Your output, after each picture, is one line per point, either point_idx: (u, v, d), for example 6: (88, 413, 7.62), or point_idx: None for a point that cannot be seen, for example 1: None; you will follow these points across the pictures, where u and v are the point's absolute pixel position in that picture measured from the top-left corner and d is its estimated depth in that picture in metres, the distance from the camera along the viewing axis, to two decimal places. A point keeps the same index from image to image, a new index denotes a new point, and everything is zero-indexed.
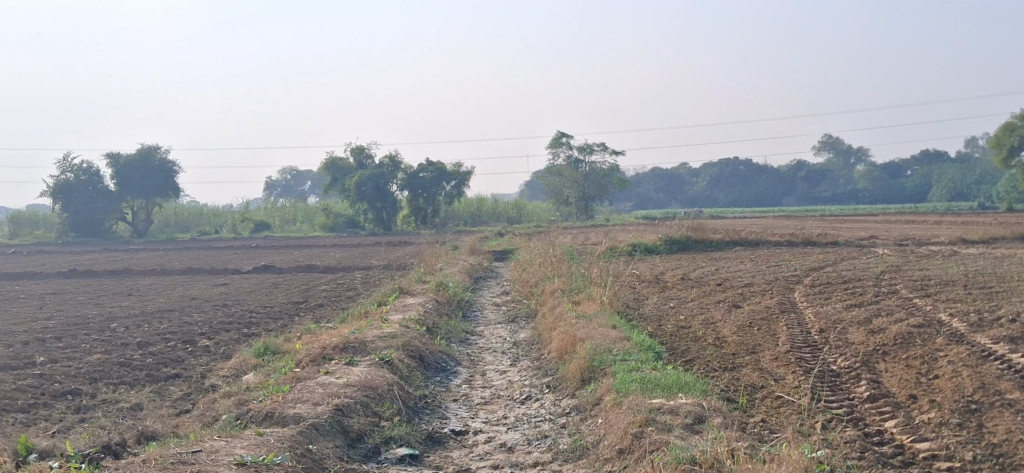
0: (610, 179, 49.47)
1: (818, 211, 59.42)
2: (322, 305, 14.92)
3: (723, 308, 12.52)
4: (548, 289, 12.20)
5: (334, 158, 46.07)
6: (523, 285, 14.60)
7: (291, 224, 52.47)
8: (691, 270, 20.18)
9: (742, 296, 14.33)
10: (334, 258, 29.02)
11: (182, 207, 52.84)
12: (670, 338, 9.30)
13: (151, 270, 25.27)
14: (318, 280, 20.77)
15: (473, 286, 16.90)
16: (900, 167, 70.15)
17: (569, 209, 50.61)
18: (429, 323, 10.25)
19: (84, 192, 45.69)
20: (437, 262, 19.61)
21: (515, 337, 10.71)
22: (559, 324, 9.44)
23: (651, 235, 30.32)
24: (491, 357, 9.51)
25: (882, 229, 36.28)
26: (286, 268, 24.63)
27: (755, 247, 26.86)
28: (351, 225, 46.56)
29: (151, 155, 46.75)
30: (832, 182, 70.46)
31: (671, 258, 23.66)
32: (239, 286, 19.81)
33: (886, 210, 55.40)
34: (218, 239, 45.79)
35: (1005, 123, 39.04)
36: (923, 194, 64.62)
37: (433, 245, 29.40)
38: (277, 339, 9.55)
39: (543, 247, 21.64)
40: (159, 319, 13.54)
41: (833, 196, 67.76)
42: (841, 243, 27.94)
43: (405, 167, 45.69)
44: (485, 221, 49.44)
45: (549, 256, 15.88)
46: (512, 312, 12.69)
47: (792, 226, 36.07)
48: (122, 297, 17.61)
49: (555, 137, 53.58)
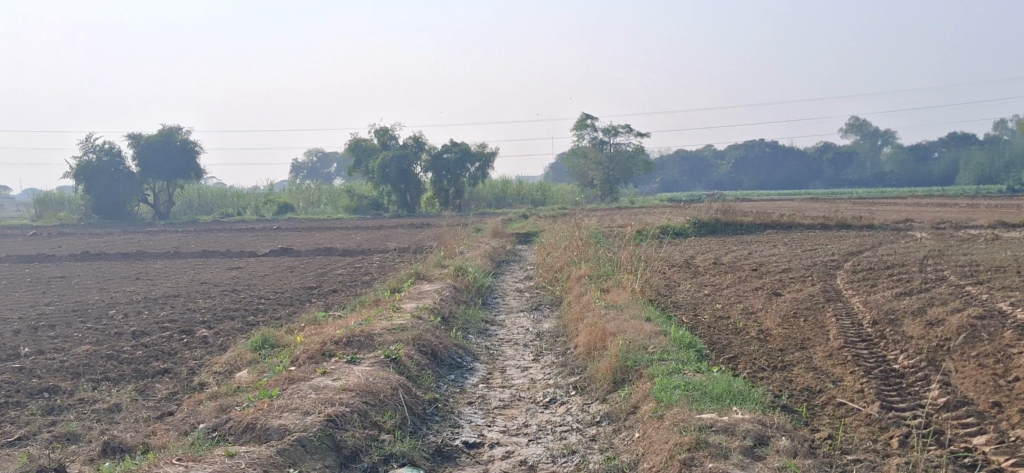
0: (635, 160, 48.41)
1: (846, 194, 58.07)
2: (335, 290, 14.17)
3: (764, 297, 11.59)
4: (574, 274, 11.34)
5: (357, 139, 45.31)
6: (547, 271, 13.77)
7: (314, 206, 51.89)
8: (724, 254, 19.25)
9: (780, 283, 13.39)
10: (354, 241, 28.29)
11: (206, 188, 52.34)
12: (709, 331, 8.42)
13: (166, 253, 24.63)
14: (336, 263, 20.03)
15: (494, 270, 16.08)
16: (928, 149, 68.36)
17: (593, 192, 49.62)
18: (445, 312, 9.43)
19: (106, 173, 45.25)
20: (457, 245, 18.80)
21: (538, 327, 9.89)
22: (588, 314, 8.59)
23: (678, 217, 29.34)
24: (511, 350, 8.68)
25: (916, 212, 35.02)
26: (303, 251, 23.91)
27: (787, 230, 25.86)
28: (375, 207, 45.86)
29: (173, 136, 46.21)
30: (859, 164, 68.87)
31: (700, 242, 22.75)
32: (253, 270, 19.11)
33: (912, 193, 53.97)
34: (241, 221, 45.25)
35: None
36: (951, 177, 62.87)
37: (454, 227, 28.60)
38: (278, 330, 8.79)
39: (568, 230, 20.80)
40: (162, 306, 12.84)
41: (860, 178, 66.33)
42: (878, 226, 26.86)
43: (428, 148, 44.91)
44: (509, 204, 48.63)
45: (575, 239, 15.04)
46: (536, 299, 11.86)
47: (824, 209, 34.90)
48: (130, 281, 16.97)
49: (579, 118, 52.57)
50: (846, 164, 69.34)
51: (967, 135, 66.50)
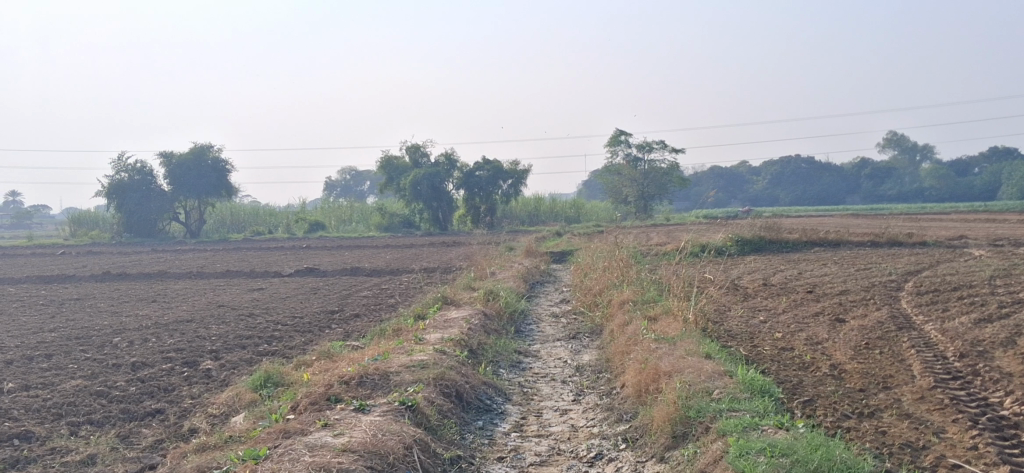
0: (670, 177, 47.16)
1: (885, 209, 56.40)
2: (357, 315, 13.23)
3: (828, 325, 10.46)
4: (616, 299, 10.30)
5: (388, 158, 44.59)
6: (585, 294, 12.74)
7: (346, 224, 51.23)
8: (772, 274, 18.13)
9: (840, 307, 12.22)
10: (383, 260, 27.45)
11: (238, 206, 51.96)
12: (776, 370, 7.35)
13: (190, 273, 23.91)
14: (362, 284, 19.12)
15: (528, 293, 15.08)
16: (969, 164, 66.34)
17: (628, 209, 48.46)
18: (472, 343, 8.43)
19: (137, 192, 44.94)
20: (488, 265, 17.83)
21: (578, 360, 8.86)
22: (636, 347, 7.55)
23: (720, 235, 28.12)
24: (548, 387, 7.67)
25: (967, 228, 33.47)
26: (330, 271, 23.08)
27: (835, 248, 24.63)
28: (406, 224, 45.10)
29: (204, 154, 45.84)
30: (896, 180, 67.05)
31: (744, 261, 21.64)
32: (276, 291, 18.24)
33: (952, 208, 52.30)
34: (271, 239, 44.67)
35: None
36: (993, 193, 60.89)
37: (486, 246, 27.62)
38: (285, 365, 7.83)
39: (606, 249, 19.72)
40: (171, 333, 11.96)
41: (899, 194, 64.72)
42: (931, 244, 25.50)
43: (460, 166, 44.04)
44: (542, 221, 47.62)
45: (615, 259, 14.02)
46: (573, 327, 10.84)
47: (872, 225, 33.47)
48: (146, 304, 16.18)
49: (613, 134, 51.60)
50: (885, 180, 67.60)
51: (1010, 149, 64.49)
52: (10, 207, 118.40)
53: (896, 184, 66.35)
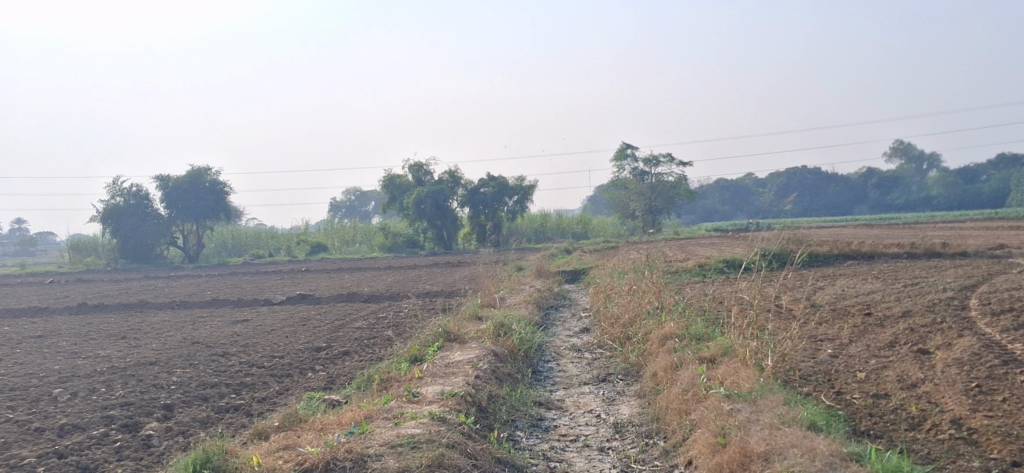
0: (678, 190, 45.28)
1: (896, 218, 54.37)
2: (346, 353, 11.37)
3: (913, 359, 8.57)
4: (655, 334, 8.47)
5: (391, 176, 42.85)
6: (610, 324, 10.86)
7: (349, 245, 49.51)
8: (811, 293, 16.20)
9: (911, 333, 10.34)
10: (384, 283, 25.61)
11: (238, 230, 50.30)
12: (889, 442, 5.52)
13: (174, 303, 22.00)
14: (358, 313, 17.21)
15: (542, 321, 13.17)
16: (976, 171, 63.90)
17: (636, 223, 46.57)
18: (482, 399, 6.63)
19: (133, 217, 43.23)
20: (496, 289, 15.93)
21: (615, 416, 7.03)
22: (702, 407, 5.73)
23: (742, 250, 26.26)
24: (584, 460, 5.84)
25: (1004, 235, 31.53)
26: (324, 297, 21.18)
27: (871, 261, 22.64)
28: (410, 244, 43.27)
29: (201, 177, 44.19)
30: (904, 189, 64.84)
31: (774, 277, 19.73)
32: (260, 324, 16.33)
33: (966, 216, 50.31)
34: (272, 263, 42.94)
35: None
36: (1002, 198, 58.67)
37: (494, 266, 25.76)
38: (239, 440, 5.99)
39: (626, 267, 17.87)
40: (124, 382, 10.05)
41: (905, 202, 62.36)
42: (972, 253, 23.51)
43: (465, 182, 42.33)
44: (548, 237, 45.86)
45: (644, 280, 12.14)
46: (603, 368, 8.98)
47: (904, 235, 31.55)
48: (112, 341, 14.31)
49: (618, 148, 49.82)
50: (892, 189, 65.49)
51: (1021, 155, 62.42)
52: (15, 234, 117.23)
53: (903, 193, 64.31)
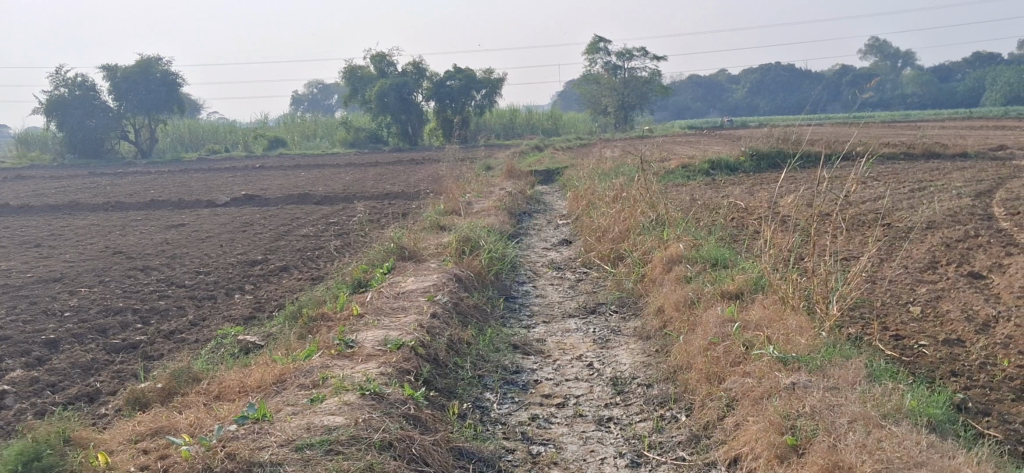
0: (652, 86, 43.26)
1: (868, 118, 52.24)
2: (285, 270, 9.68)
3: (969, 287, 7.03)
4: (657, 257, 6.88)
5: (353, 67, 40.42)
6: (595, 237, 9.25)
7: (311, 140, 47.33)
8: (811, 198, 14.61)
9: (949, 252, 8.79)
10: (343, 182, 23.80)
11: (196, 124, 47.74)
12: (1007, 433, 4.01)
13: (109, 204, 20.09)
14: (308, 217, 15.44)
15: (515, 231, 11.58)
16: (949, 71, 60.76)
17: (607, 119, 44.67)
18: (439, 352, 5.04)
19: (80, 109, 40.49)
20: (461, 193, 14.20)
21: (613, 367, 5.43)
22: (742, 386, 4.17)
23: (727, 150, 24.56)
24: (578, 439, 4.28)
25: (993, 135, 30.03)
26: (274, 199, 19.33)
27: (866, 162, 21.00)
28: (374, 140, 41.15)
29: (152, 67, 41.23)
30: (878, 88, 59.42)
31: (765, 181, 18.15)
32: (197, 230, 14.53)
33: (944, 114, 48.50)
34: (229, 158, 40.71)
35: None
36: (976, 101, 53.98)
37: (460, 164, 23.95)
38: (103, 427, 4.38)
39: (605, 169, 16.26)
40: (10, 306, 8.30)
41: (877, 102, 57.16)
42: (972, 155, 21.99)
43: (431, 75, 40.05)
44: (519, 134, 43.96)
45: (633, 187, 10.47)
46: (589, 295, 7.40)
47: (889, 135, 29.94)
48: (22, 250, 12.51)
49: (591, 42, 47.61)
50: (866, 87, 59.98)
51: (997, 54, 60.23)
52: None
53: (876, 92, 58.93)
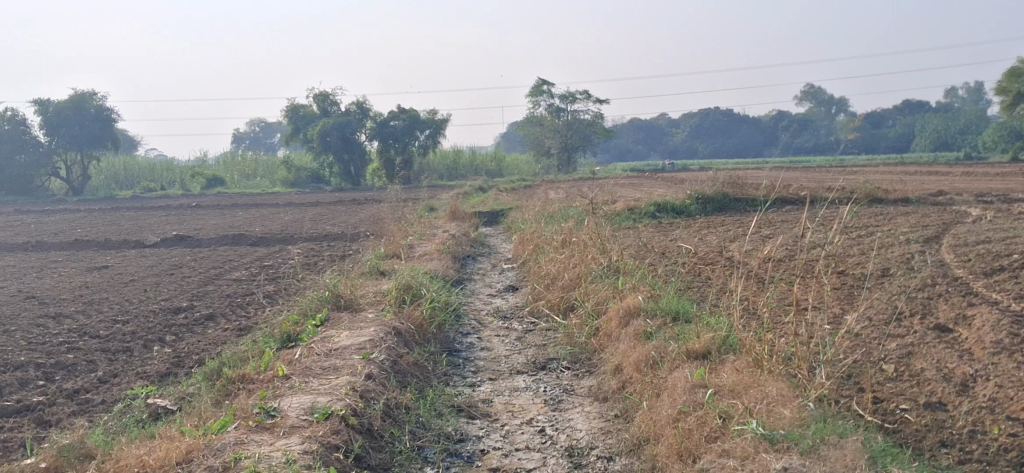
0: (594, 128, 43.32)
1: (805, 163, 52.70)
2: (210, 320, 8.97)
3: (939, 341, 6.65)
4: (612, 310, 6.40)
5: (295, 106, 39.69)
6: (544, 285, 8.74)
7: (250, 179, 46.33)
8: (760, 243, 14.32)
9: (911, 302, 8.42)
10: (280, 222, 23.05)
11: (131, 161, 46.43)
12: None
13: (30, 243, 19.09)
14: (241, 259, 14.72)
15: (459, 276, 11.03)
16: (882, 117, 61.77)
17: (550, 161, 44.49)
18: (373, 421, 4.46)
19: (8, 143, 38.97)
20: (403, 235, 13.65)
21: (569, 433, 4.89)
22: (720, 467, 3.68)
23: (672, 192, 24.35)
24: None
25: (930, 181, 30.32)
26: (206, 239, 18.53)
27: (811, 206, 20.92)
28: (315, 179, 40.34)
29: (86, 102, 39.92)
30: (814, 132, 60.17)
31: (713, 225, 17.88)
32: (121, 272, 13.71)
33: (879, 160, 49.16)
34: (165, 197, 39.53)
35: (1011, 68, 33.01)
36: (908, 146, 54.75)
37: (402, 205, 23.37)
38: None
39: (551, 211, 15.83)
40: None
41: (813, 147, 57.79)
42: (914, 201, 22.04)
43: (374, 114, 39.51)
44: (462, 175, 43.54)
45: (582, 232, 10.01)
46: (539, 349, 6.87)
47: (829, 179, 30.06)
48: None
49: (535, 84, 47.60)
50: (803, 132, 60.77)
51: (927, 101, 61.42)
52: None
53: (812, 137, 59.67)
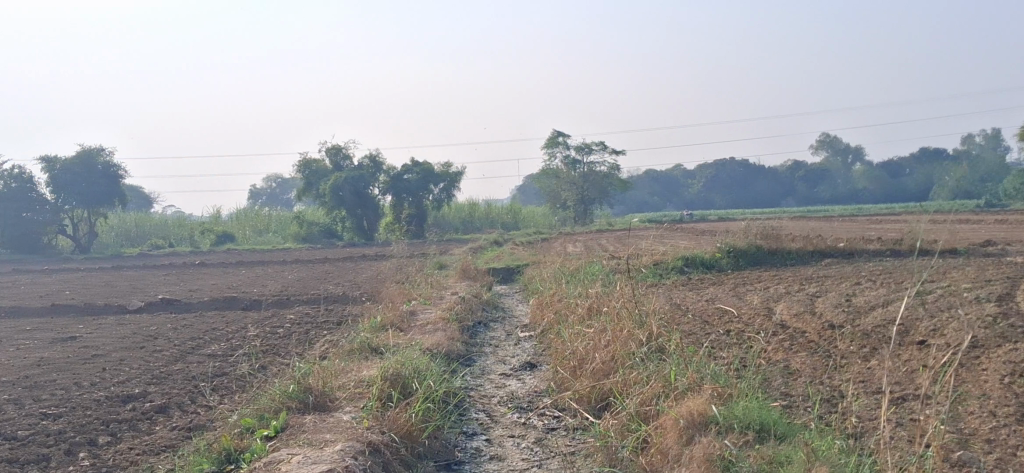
0: (612, 180, 41.77)
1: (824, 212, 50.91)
2: (160, 414, 7.31)
3: None
4: (668, 418, 4.80)
5: (308, 160, 38.31)
6: (568, 367, 7.07)
7: (262, 235, 44.90)
8: (809, 304, 12.62)
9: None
10: (281, 282, 21.52)
11: (142, 217, 45.02)
12: None
13: (9, 309, 17.61)
14: (227, 327, 13.14)
15: (468, 350, 9.39)
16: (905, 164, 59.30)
17: (567, 214, 42.96)
18: None
19: (14, 201, 37.53)
20: (405, 300, 12.06)
21: None
22: None
23: (700, 245, 22.71)
24: None
25: (971, 229, 28.37)
26: (195, 303, 16.91)
27: (849, 259, 19.17)
28: (327, 234, 38.79)
29: (93, 158, 38.42)
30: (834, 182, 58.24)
31: (749, 281, 16.23)
32: (89, 344, 12.15)
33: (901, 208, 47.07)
34: (172, 254, 38.07)
35: None
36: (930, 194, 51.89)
37: (411, 262, 21.83)
38: None
39: (572, 269, 14.21)
40: None
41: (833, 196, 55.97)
42: (963, 251, 20.21)
43: (387, 168, 38.10)
44: (477, 229, 42.08)
45: (613, 298, 8.36)
46: (568, 463, 5.23)
47: (860, 229, 28.26)
48: None
49: (550, 136, 46.29)
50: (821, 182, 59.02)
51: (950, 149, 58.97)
52: None
53: (831, 186, 57.83)
